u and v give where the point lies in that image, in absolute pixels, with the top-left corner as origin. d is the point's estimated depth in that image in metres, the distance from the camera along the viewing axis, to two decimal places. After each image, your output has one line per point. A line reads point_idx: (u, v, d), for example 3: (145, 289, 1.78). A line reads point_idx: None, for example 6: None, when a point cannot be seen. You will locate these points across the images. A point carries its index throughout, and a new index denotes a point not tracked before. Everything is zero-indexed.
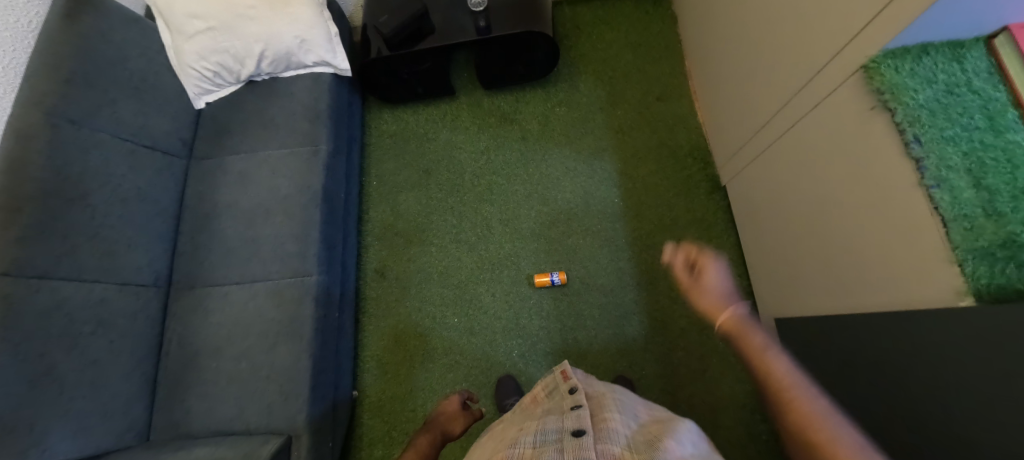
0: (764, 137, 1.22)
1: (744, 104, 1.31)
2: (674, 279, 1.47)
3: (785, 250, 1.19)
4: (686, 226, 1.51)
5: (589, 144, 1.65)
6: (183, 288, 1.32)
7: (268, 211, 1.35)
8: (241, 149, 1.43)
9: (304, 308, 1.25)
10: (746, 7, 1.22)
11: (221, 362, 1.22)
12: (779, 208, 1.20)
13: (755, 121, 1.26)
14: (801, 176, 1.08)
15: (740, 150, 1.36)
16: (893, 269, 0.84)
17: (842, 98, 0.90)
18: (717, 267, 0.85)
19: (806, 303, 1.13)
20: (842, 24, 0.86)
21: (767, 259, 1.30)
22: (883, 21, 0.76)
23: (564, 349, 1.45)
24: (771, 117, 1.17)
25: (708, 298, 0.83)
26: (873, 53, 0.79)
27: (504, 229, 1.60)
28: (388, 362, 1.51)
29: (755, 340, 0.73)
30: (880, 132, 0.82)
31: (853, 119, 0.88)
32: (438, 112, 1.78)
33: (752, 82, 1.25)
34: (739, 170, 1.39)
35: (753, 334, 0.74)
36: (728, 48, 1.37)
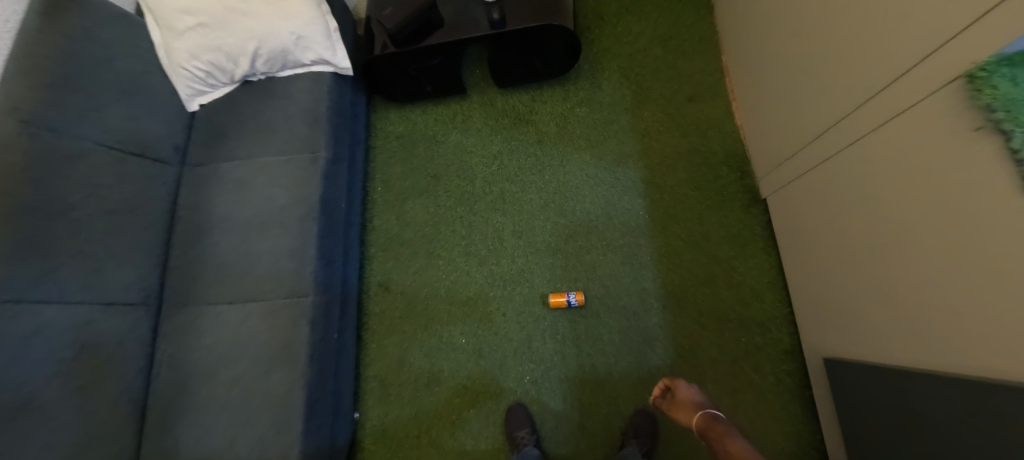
0: (820, 147, 1.06)
1: (795, 109, 1.14)
2: (706, 303, 1.32)
3: (843, 281, 1.04)
4: (719, 243, 1.35)
5: (611, 148, 1.50)
6: (174, 306, 1.24)
7: (262, 224, 1.24)
8: (235, 156, 1.33)
9: (300, 332, 1.15)
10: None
11: (211, 388, 1.14)
12: (837, 231, 1.03)
13: (808, 131, 1.10)
14: (869, 199, 0.92)
15: (788, 161, 1.20)
16: (994, 323, 0.69)
17: (941, 109, 0.73)
18: (693, 392, 1.19)
19: (868, 345, 0.97)
20: (939, 22, 0.70)
21: (815, 286, 1.14)
22: (999, 18, 0.60)
23: (581, 376, 1.33)
24: (830, 128, 1.01)
25: (688, 403, 1.17)
26: (984, 57, 0.63)
27: (517, 241, 1.47)
28: (392, 383, 1.42)
29: (729, 437, 1.08)
30: (990, 156, 0.66)
31: (950, 137, 0.72)
32: (448, 112, 1.65)
33: (806, 85, 1.08)
34: (786, 182, 1.22)
35: (726, 429, 1.10)
36: (777, 44, 1.20)
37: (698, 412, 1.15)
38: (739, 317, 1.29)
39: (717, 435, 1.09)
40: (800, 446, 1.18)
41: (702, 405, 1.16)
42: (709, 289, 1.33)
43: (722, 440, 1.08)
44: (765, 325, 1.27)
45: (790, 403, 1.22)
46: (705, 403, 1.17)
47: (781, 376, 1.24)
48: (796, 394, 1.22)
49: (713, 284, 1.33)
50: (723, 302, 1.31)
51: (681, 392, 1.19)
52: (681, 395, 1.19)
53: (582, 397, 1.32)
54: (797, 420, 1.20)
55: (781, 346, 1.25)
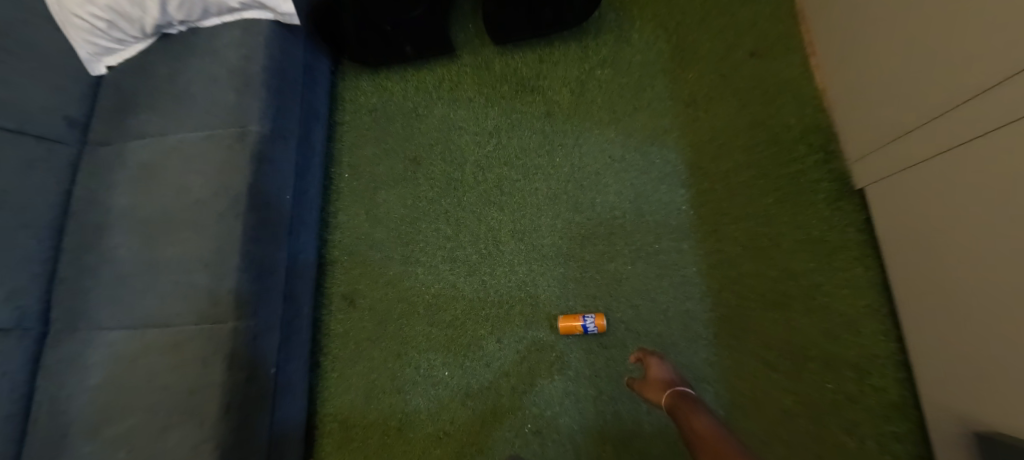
0: (994, 111, 0.68)
1: (902, 78, 0.85)
2: (776, 334, 0.96)
3: (959, 316, 0.77)
4: (795, 250, 0.98)
5: (643, 122, 1.13)
6: (61, 331, 0.94)
7: (172, 222, 0.93)
8: (146, 132, 1.01)
9: (213, 371, 0.84)
10: None
11: (96, 447, 0.84)
12: (962, 247, 0.75)
13: (923, 107, 0.80)
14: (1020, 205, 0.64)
15: (881, 150, 0.91)
16: None
17: None
18: (665, 366, 0.86)
19: (991, 409, 0.71)
20: None
21: (910, 317, 0.87)
22: None
23: (600, 428, 0.99)
24: (968, 101, 0.72)
25: (657, 378, 0.85)
26: None
27: (517, 244, 1.12)
28: (355, 426, 1.11)
29: (697, 416, 0.72)
30: None
31: None
32: (432, 78, 1.30)
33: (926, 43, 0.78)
34: (872, 180, 0.93)
35: (696, 408, 0.75)
36: None
37: (668, 390, 0.82)
38: (823, 355, 0.93)
39: (682, 413, 0.75)
40: None
41: (677, 383, 0.83)
42: (781, 314, 0.96)
43: (686, 418, 0.73)
44: (861, 368, 0.91)
45: None
46: (685, 383, 0.83)
47: (887, 442, 0.87)
48: None
49: (786, 308, 0.96)
50: (800, 334, 0.95)
51: (652, 365, 0.88)
52: (651, 370, 0.87)
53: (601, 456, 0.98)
54: None
55: (885, 398, 0.89)
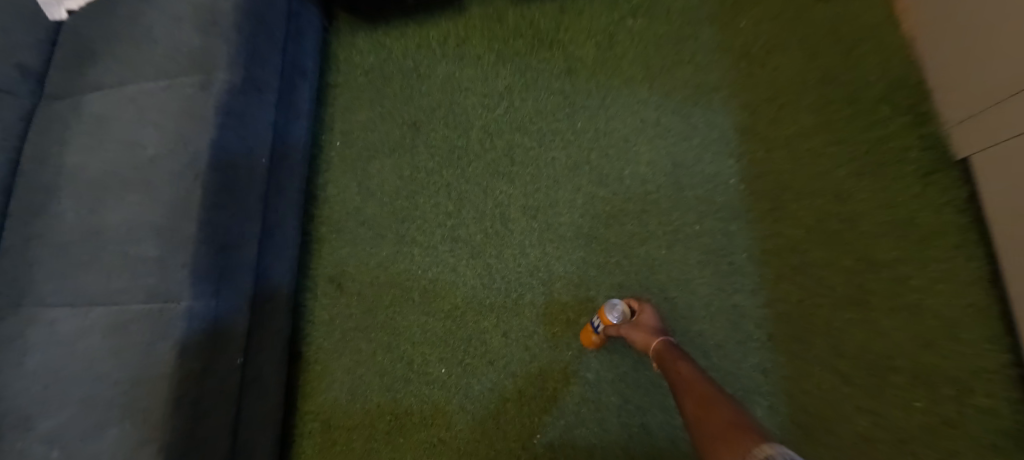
0: None
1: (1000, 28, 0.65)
2: (849, 338, 0.77)
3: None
4: (876, 234, 0.79)
5: (684, 80, 0.95)
6: (3, 308, 0.82)
7: (125, 184, 0.79)
8: (105, 82, 0.88)
9: (160, 359, 0.70)
10: None
11: (27, 445, 0.71)
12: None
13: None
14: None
15: (991, 111, 0.70)
16: None
17: None
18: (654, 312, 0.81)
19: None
20: None
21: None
22: None
23: (625, 444, 0.82)
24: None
25: (639, 341, 0.77)
26: None
27: (530, 223, 0.96)
28: (338, 427, 0.96)
29: (683, 367, 0.66)
30: None
31: None
32: (437, 33, 1.13)
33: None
34: (983, 147, 0.72)
35: (683, 359, 0.68)
36: None
37: (652, 350, 0.74)
38: (910, 366, 0.74)
39: (669, 365, 0.68)
40: None
41: (660, 338, 0.75)
42: (856, 313, 0.77)
43: (672, 370, 0.66)
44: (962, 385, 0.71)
45: None
46: (668, 337, 0.75)
47: None
48: None
49: (864, 306, 0.77)
50: (880, 339, 0.76)
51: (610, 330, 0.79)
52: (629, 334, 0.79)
53: None
54: None
55: (993, 421, 0.69)
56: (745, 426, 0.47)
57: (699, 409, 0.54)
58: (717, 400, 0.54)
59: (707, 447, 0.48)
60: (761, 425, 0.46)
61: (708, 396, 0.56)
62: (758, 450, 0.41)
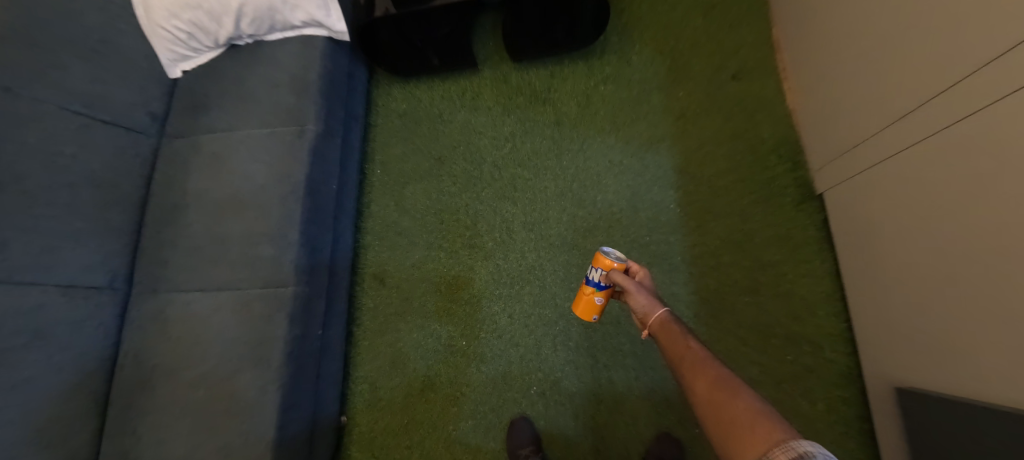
0: (866, 161, 0.98)
1: (824, 126, 1.11)
2: (746, 315, 1.13)
3: (967, 290, 0.77)
4: (766, 244, 1.16)
5: (640, 132, 1.31)
6: (143, 292, 1.12)
7: (240, 204, 1.11)
8: (217, 127, 1.20)
9: (276, 326, 1.01)
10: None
11: (176, 386, 1.02)
12: (909, 229, 0.88)
13: (901, 101, 0.88)
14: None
15: (872, 139, 0.96)
16: None
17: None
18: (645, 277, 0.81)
19: (1003, 381, 0.71)
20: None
21: (913, 297, 0.89)
22: None
23: (595, 391, 1.16)
24: (969, 79, 0.75)
25: (638, 307, 0.77)
26: None
27: (528, 234, 1.30)
28: (382, 387, 1.27)
29: (683, 340, 0.67)
30: None
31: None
32: (456, 88, 1.48)
33: (877, 63, 0.94)
34: (864, 168, 0.99)
35: (678, 329, 0.70)
36: (831, 38, 1.09)
37: (650, 318, 0.75)
38: (785, 333, 1.10)
39: (666, 339, 0.69)
40: None
41: (658, 306, 0.75)
42: (751, 298, 1.14)
43: (671, 344, 0.68)
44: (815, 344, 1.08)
45: (844, 436, 1.02)
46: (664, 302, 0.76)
47: (835, 404, 1.04)
48: (852, 427, 1.02)
49: (756, 293, 1.14)
50: (766, 315, 1.12)
51: (614, 278, 0.79)
52: (628, 295, 0.79)
53: (595, 415, 1.15)
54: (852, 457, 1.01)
55: (834, 368, 1.06)
56: (765, 424, 0.49)
57: (713, 401, 0.56)
58: (728, 390, 0.56)
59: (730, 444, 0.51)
60: (779, 419, 0.49)
61: (718, 381, 0.58)
62: (792, 453, 0.44)
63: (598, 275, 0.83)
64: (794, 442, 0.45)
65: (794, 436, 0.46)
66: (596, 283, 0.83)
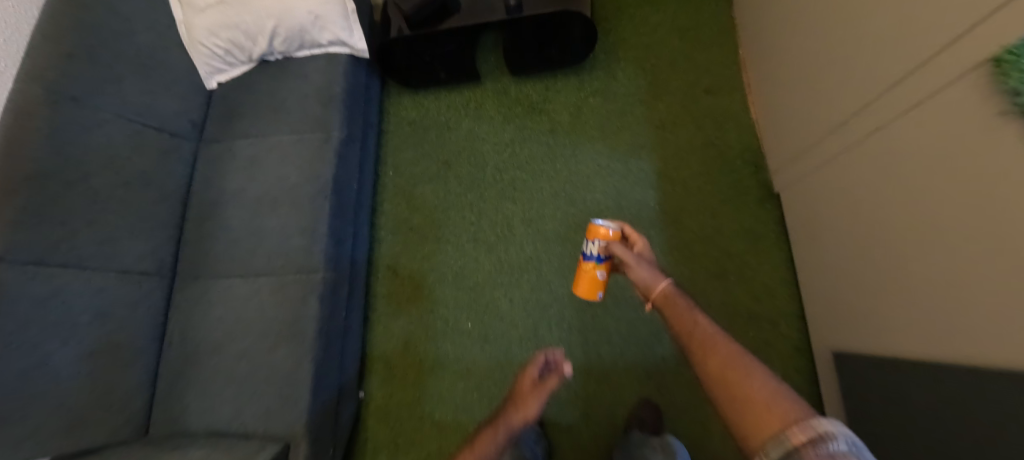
0: (805, 166, 1.17)
1: (775, 137, 1.31)
2: (715, 298, 1.31)
3: (915, 266, 0.85)
4: (731, 237, 1.34)
5: (624, 139, 1.49)
6: (186, 279, 1.27)
7: (275, 201, 1.26)
8: (251, 133, 1.35)
9: (309, 307, 1.16)
10: (802, 26, 1.15)
11: (221, 359, 1.17)
12: (833, 223, 1.08)
13: (822, 120, 1.09)
14: (964, 160, 0.72)
15: (811, 149, 1.15)
16: (934, 323, 0.82)
17: (900, 137, 0.85)
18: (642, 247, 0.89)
19: (965, 347, 0.76)
20: (894, 60, 0.84)
21: (864, 278, 0.99)
22: (948, 57, 0.73)
23: (586, 365, 1.32)
24: (877, 96, 0.89)
25: (641, 279, 0.81)
26: (940, 88, 0.76)
27: (526, 229, 1.47)
28: (396, 366, 1.42)
29: (689, 315, 0.69)
30: (937, 181, 0.78)
31: (903, 166, 0.85)
32: (461, 98, 1.65)
33: (806, 87, 1.15)
34: (809, 172, 1.16)
35: (682, 303, 0.72)
36: (777, 62, 1.28)
37: (653, 290, 0.78)
38: (748, 313, 1.28)
39: (672, 314, 0.71)
40: None
41: (660, 279, 0.78)
42: (720, 283, 1.32)
43: (676, 319, 0.70)
44: (772, 322, 1.26)
45: None
46: (667, 276, 0.79)
47: (789, 372, 1.22)
48: (804, 391, 1.20)
49: (724, 279, 1.31)
50: (732, 298, 1.30)
51: (614, 248, 0.86)
52: (629, 268, 0.84)
53: (586, 386, 1.31)
54: None
55: (789, 341, 1.24)
56: (780, 405, 0.49)
57: (721, 381, 0.57)
58: (743, 371, 0.56)
59: (742, 422, 0.51)
60: (796, 398, 0.49)
61: (728, 358, 0.58)
62: (810, 432, 0.42)
63: (597, 248, 0.89)
64: (811, 420, 0.44)
65: (811, 414, 0.46)
66: (597, 256, 0.90)
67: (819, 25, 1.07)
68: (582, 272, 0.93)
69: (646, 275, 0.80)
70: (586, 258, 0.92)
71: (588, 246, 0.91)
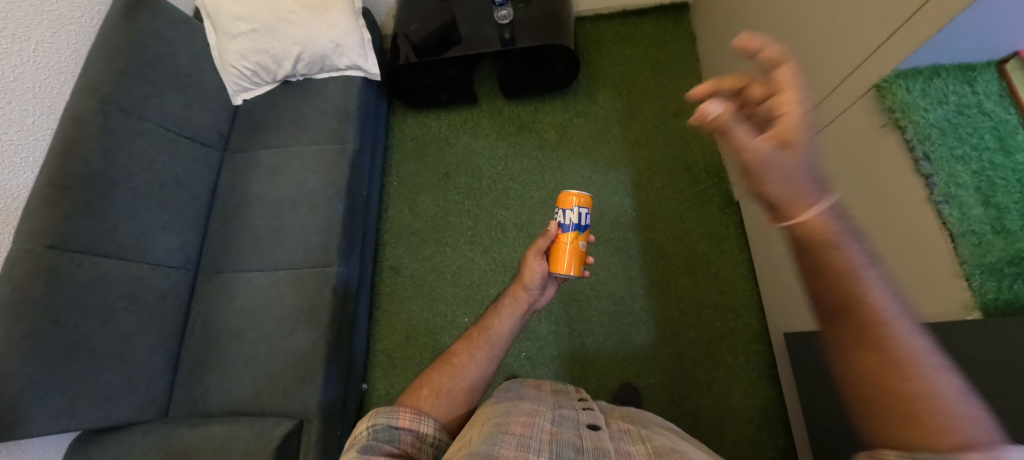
0: None
1: (732, 151, 1.53)
2: (685, 291, 1.48)
3: None
4: (698, 239, 1.53)
5: (604, 155, 1.69)
6: (210, 273, 1.39)
7: (294, 203, 1.42)
8: (273, 144, 1.51)
9: (324, 296, 1.29)
10: (748, 58, 1.38)
11: (241, 344, 1.28)
12: (778, 222, 1.28)
13: None
14: (864, 167, 0.92)
15: None
16: None
17: (819, 148, 1.05)
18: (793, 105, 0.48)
19: None
20: (814, 87, 1.05)
21: (801, 266, 1.19)
22: (845, 88, 0.94)
23: (572, 353, 1.47)
24: (804, 115, 1.10)
25: (779, 195, 0.49)
26: (841, 110, 0.97)
27: (519, 233, 1.63)
28: (398, 358, 1.54)
29: (846, 259, 0.48)
30: (846, 182, 0.98)
31: (824, 171, 1.05)
32: (459, 118, 1.84)
33: (754, 108, 1.36)
34: None
35: (841, 238, 0.48)
36: (732, 88, 1.51)
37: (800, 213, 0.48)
38: (714, 304, 1.45)
39: (822, 255, 0.49)
40: (768, 419, 1.31)
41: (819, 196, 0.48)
42: (689, 279, 1.49)
43: (825, 263, 0.48)
44: (734, 311, 1.43)
45: (759, 379, 1.36)
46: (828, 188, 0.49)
47: (751, 356, 1.38)
48: (764, 372, 1.36)
49: (693, 275, 1.49)
50: (699, 292, 1.47)
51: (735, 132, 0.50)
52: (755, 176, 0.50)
53: (572, 372, 1.44)
54: (765, 394, 1.34)
55: (751, 328, 1.41)
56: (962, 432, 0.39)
57: (878, 374, 0.44)
58: (920, 380, 0.42)
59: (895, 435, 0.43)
60: (993, 428, 0.39)
61: (900, 352, 0.44)
62: None
63: (577, 215, 0.89)
64: None
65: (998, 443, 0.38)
66: (579, 223, 0.89)
67: (761, 58, 1.29)
68: (565, 246, 0.89)
69: (775, 191, 0.49)
70: (564, 230, 0.89)
71: (563, 216, 0.90)
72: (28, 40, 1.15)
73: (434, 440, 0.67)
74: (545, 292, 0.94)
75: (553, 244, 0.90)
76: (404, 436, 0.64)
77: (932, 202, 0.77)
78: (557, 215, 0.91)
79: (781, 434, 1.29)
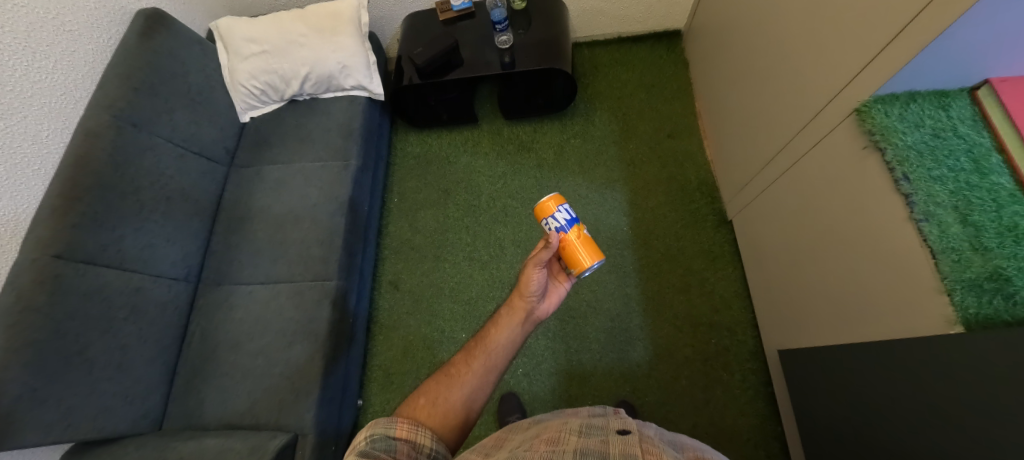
0: (746, 194, 1.42)
1: (724, 172, 1.58)
2: (680, 308, 1.50)
3: (826, 270, 1.06)
4: (692, 257, 1.56)
5: (601, 174, 1.74)
6: (211, 285, 1.41)
7: (296, 217, 1.44)
8: (278, 160, 1.55)
9: (323, 309, 1.31)
10: (738, 83, 1.43)
11: (239, 356, 1.29)
12: (770, 240, 1.31)
13: (757, 157, 1.34)
14: (849, 186, 0.95)
15: (751, 180, 1.39)
16: (840, 314, 1.02)
17: (806, 169, 1.09)
18: None
19: (859, 333, 0.97)
20: (799, 111, 1.10)
21: (793, 284, 1.21)
22: (828, 113, 0.99)
23: (568, 369, 1.47)
24: (791, 138, 1.15)
25: None
26: (825, 133, 1.01)
27: (516, 249, 1.66)
28: (394, 373, 1.54)
29: None
30: (832, 202, 1.01)
31: (812, 190, 1.08)
32: (460, 137, 1.90)
33: (745, 131, 1.41)
34: (750, 199, 1.40)
35: None
36: (723, 111, 1.56)
37: None
38: (709, 322, 1.47)
39: None
40: (764, 438, 1.31)
41: None
42: (683, 296, 1.51)
43: None
44: (728, 329, 1.45)
45: (754, 398, 1.36)
46: None
47: (746, 374, 1.39)
48: (759, 390, 1.37)
49: (688, 293, 1.51)
50: (693, 310, 1.49)
51: None
52: None
53: (568, 389, 1.45)
54: (760, 413, 1.34)
55: (745, 346, 1.42)
56: None
57: None
58: None
59: None
60: None
61: None
62: None
63: (565, 212, 0.94)
64: None
65: None
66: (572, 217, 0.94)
67: (750, 83, 1.35)
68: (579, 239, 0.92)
69: None
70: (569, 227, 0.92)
71: (556, 221, 0.92)
72: (48, 58, 1.21)
73: (431, 451, 0.68)
74: (547, 300, 0.93)
75: (564, 246, 0.92)
76: (401, 445, 0.65)
77: (914, 220, 0.80)
78: (549, 224, 0.93)
79: (777, 453, 1.29)
